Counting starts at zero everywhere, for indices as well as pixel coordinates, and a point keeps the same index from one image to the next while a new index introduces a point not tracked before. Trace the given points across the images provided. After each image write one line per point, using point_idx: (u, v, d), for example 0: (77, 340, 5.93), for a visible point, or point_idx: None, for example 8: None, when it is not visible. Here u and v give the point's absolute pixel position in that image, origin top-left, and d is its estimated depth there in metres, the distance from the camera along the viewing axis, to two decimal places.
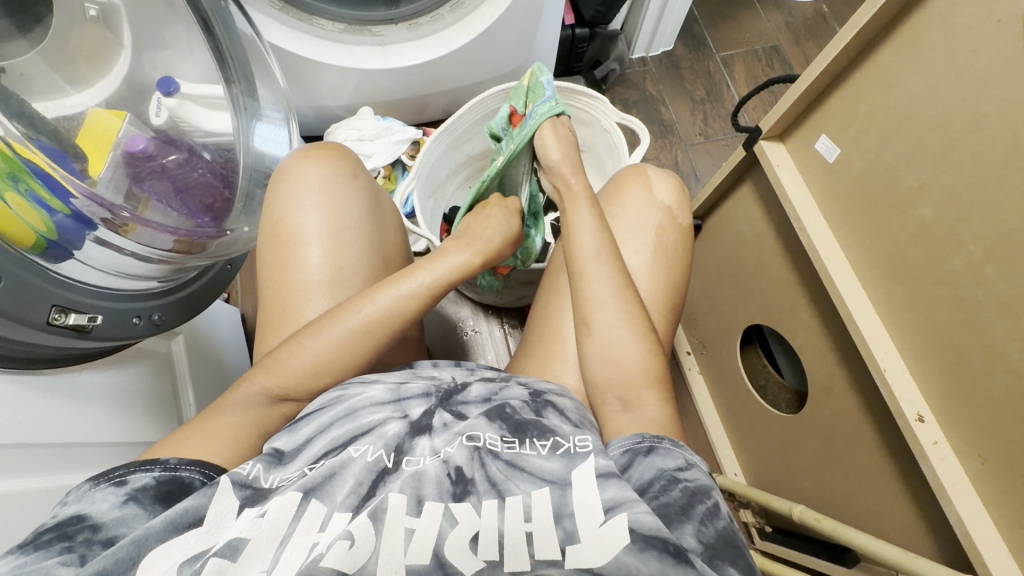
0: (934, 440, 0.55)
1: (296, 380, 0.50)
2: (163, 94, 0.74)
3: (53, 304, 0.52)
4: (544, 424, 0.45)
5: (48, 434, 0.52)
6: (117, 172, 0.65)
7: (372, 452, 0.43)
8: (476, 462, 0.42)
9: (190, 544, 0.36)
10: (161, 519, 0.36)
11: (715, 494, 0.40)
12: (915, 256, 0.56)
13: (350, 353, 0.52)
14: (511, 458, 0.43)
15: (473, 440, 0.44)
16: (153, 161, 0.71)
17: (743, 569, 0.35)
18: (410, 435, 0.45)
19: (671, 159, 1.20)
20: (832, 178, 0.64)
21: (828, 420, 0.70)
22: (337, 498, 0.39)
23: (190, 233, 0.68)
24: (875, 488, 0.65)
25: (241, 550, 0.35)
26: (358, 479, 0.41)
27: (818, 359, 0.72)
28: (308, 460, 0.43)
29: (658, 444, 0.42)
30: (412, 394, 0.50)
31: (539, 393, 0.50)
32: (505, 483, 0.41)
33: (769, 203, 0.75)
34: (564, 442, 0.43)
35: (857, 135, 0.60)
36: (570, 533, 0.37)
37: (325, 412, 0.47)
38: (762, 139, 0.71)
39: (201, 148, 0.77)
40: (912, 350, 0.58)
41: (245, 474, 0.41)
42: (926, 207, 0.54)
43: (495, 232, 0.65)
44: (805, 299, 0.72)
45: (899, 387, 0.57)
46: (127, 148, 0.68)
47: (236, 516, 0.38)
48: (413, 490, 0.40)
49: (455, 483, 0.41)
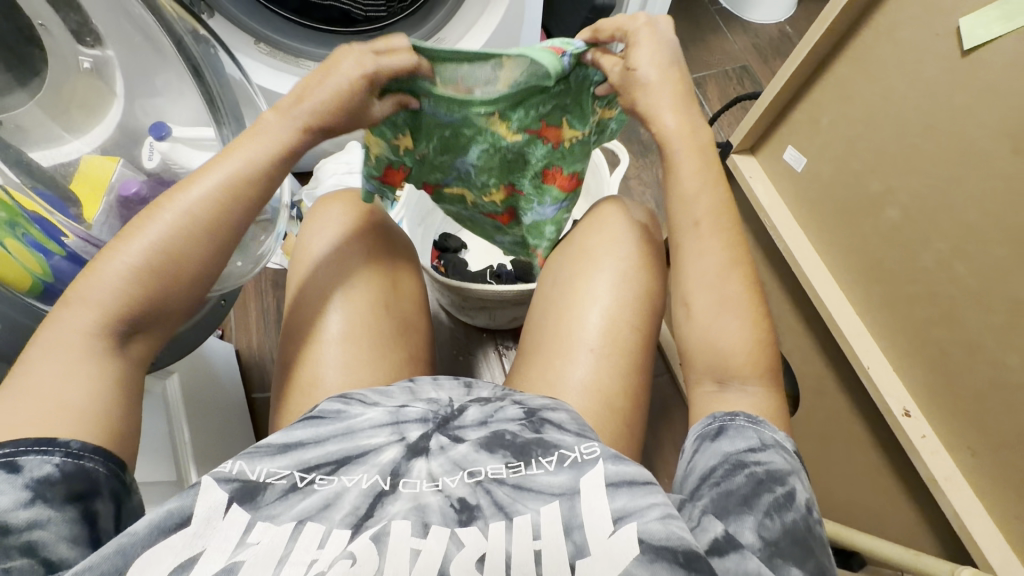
0: (921, 431, 0.56)
1: (113, 298, 0.40)
2: (155, 139, 0.74)
3: None
4: (547, 440, 0.43)
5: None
6: (111, 218, 0.66)
7: (366, 479, 0.40)
8: (479, 489, 0.39)
9: (176, 550, 0.33)
10: (143, 525, 0.34)
11: (791, 481, 0.38)
12: (888, 252, 0.58)
13: (189, 243, 0.43)
14: (517, 481, 0.39)
15: (474, 475, 0.40)
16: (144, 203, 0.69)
17: (810, 568, 0.34)
18: (406, 458, 0.42)
19: (653, 177, 1.24)
20: (802, 185, 0.67)
21: (823, 424, 0.71)
22: (335, 517, 0.37)
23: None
24: (873, 487, 0.65)
25: (236, 572, 0.33)
26: (355, 502, 0.38)
27: (804, 361, 0.73)
28: (300, 462, 0.41)
29: (730, 423, 0.43)
30: (410, 417, 0.45)
31: (534, 411, 0.47)
32: (513, 505, 0.38)
33: (746, 212, 0.78)
34: (570, 453, 0.41)
35: (823, 143, 0.63)
36: (580, 546, 0.35)
37: (323, 424, 0.44)
38: (734, 152, 0.74)
39: None
40: (894, 347, 0.59)
41: (228, 473, 0.38)
42: (892, 207, 0.56)
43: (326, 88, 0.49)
44: (790, 302, 0.74)
45: (882, 380, 0.59)
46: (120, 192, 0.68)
47: (224, 512, 0.36)
48: (417, 516, 0.37)
49: (460, 511, 0.38)
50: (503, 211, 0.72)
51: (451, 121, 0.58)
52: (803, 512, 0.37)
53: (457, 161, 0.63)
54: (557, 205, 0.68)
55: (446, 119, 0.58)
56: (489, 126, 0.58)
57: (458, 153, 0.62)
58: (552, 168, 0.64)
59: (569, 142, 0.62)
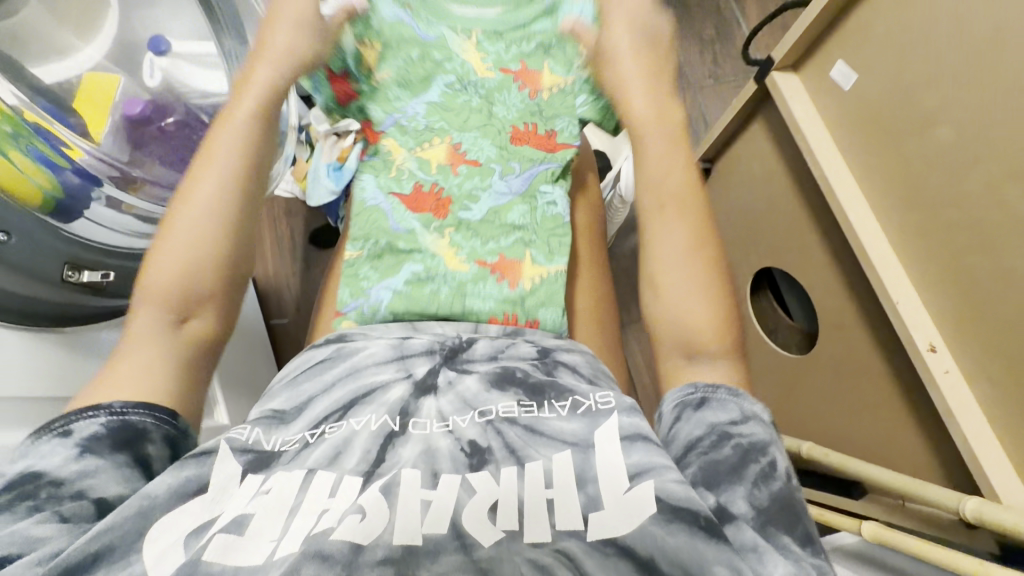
0: (945, 368, 0.54)
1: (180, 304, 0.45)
2: (155, 55, 0.70)
3: (66, 262, 0.54)
4: (561, 384, 0.44)
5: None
6: (117, 136, 0.67)
7: (375, 420, 0.41)
8: (491, 432, 0.40)
9: (196, 514, 0.34)
10: (164, 490, 0.35)
11: (773, 450, 0.37)
12: (931, 180, 0.54)
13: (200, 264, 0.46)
14: (528, 421, 0.41)
15: (485, 415, 0.42)
16: (150, 127, 0.70)
17: (799, 535, 0.34)
18: (415, 397, 0.44)
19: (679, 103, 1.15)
20: (846, 106, 0.62)
21: (839, 361, 0.70)
22: (346, 465, 0.38)
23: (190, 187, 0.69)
24: (882, 420, 0.65)
25: (247, 523, 0.34)
26: (366, 447, 0.39)
27: (829, 296, 0.71)
28: (309, 423, 0.42)
29: (712, 395, 0.41)
30: (415, 350, 0.48)
31: (548, 352, 0.49)
32: (525, 449, 0.39)
33: (781, 139, 0.73)
34: (584, 400, 0.42)
35: (875, 57, 0.57)
36: (593, 499, 0.35)
37: (329, 370, 0.46)
38: (775, 69, 0.67)
39: (198, 110, 0.73)
40: (927, 282, 0.56)
41: (241, 440, 0.39)
42: (944, 127, 0.52)
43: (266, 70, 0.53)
44: (819, 237, 0.70)
45: (911, 315, 0.56)
46: (124, 114, 0.68)
47: (240, 480, 0.37)
48: (428, 464, 0.38)
49: (471, 455, 0.39)
50: (444, 194, 0.59)
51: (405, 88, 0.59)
52: (786, 478, 0.37)
53: (411, 102, 0.62)
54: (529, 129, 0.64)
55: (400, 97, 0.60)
56: (464, 54, 0.62)
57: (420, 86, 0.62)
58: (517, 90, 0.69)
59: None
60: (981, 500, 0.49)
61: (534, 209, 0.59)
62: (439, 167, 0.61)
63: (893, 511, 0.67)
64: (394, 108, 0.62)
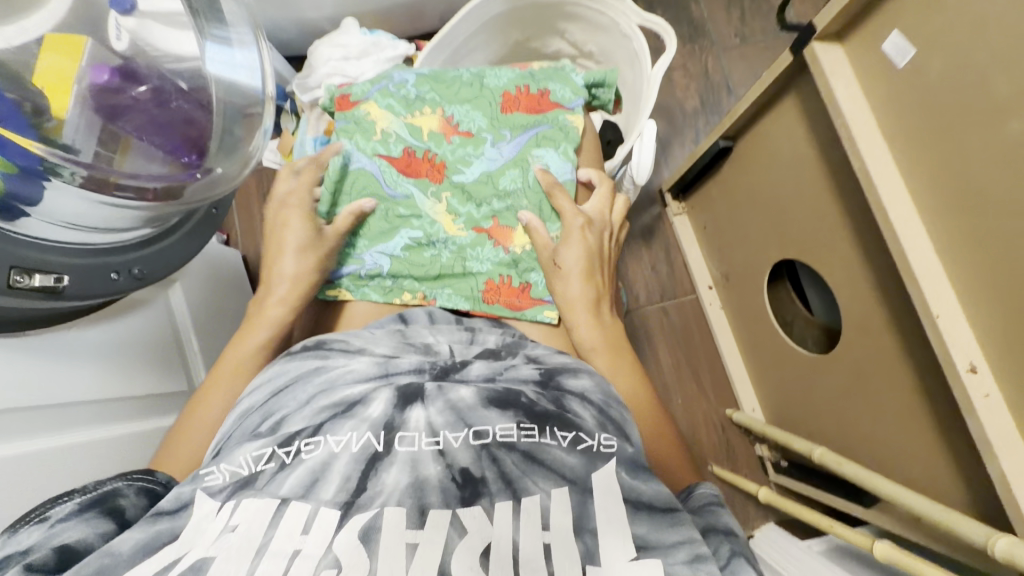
0: (985, 392, 0.48)
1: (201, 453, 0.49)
2: (119, 13, 0.59)
3: (11, 267, 0.50)
4: (571, 416, 0.41)
5: (19, 396, 0.51)
6: (87, 111, 0.55)
7: (355, 440, 0.38)
8: (485, 459, 0.38)
9: (160, 561, 0.34)
10: (129, 546, 0.35)
11: None
12: (990, 181, 0.46)
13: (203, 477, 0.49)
14: (527, 448, 0.38)
15: (481, 437, 0.39)
16: (121, 97, 0.58)
17: None
18: (399, 409, 0.40)
19: (701, 68, 1.04)
20: (895, 86, 0.53)
21: (862, 367, 0.65)
22: (324, 495, 0.36)
23: (176, 177, 0.58)
24: (906, 434, 0.61)
25: (206, 569, 0.33)
26: (346, 474, 0.37)
27: (855, 297, 0.65)
28: (281, 437, 0.40)
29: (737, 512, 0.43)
30: (401, 369, 0.45)
31: (551, 374, 0.45)
32: (521, 481, 0.37)
33: (815, 120, 0.64)
34: (587, 438, 0.39)
35: (940, 28, 0.48)
36: (590, 551, 0.34)
37: (301, 388, 0.43)
38: (817, 37, 0.58)
39: (173, 78, 0.61)
40: (973, 294, 0.50)
41: (219, 482, 0.38)
42: (1015, 119, 0.44)
43: (292, 264, 0.57)
44: (851, 233, 0.63)
45: (951, 330, 0.50)
46: (89, 85, 0.55)
47: (216, 515, 0.36)
48: (414, 500, 0.36)
49: (462, 486, 0.37)
50: (437, 159, 0.67)
51: (412, 91, 0.70)
52: None
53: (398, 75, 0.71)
54: (515, 138, 0.68)
55: (400, 91, 0.69)
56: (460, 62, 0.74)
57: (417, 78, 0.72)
58: (512, 89, 0.70)
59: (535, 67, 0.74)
60: (1013, 541, 0.46)
61: (524, 171, 0.67)
62: (423, 145, 0.67)
63: (905, 525, 0.64)
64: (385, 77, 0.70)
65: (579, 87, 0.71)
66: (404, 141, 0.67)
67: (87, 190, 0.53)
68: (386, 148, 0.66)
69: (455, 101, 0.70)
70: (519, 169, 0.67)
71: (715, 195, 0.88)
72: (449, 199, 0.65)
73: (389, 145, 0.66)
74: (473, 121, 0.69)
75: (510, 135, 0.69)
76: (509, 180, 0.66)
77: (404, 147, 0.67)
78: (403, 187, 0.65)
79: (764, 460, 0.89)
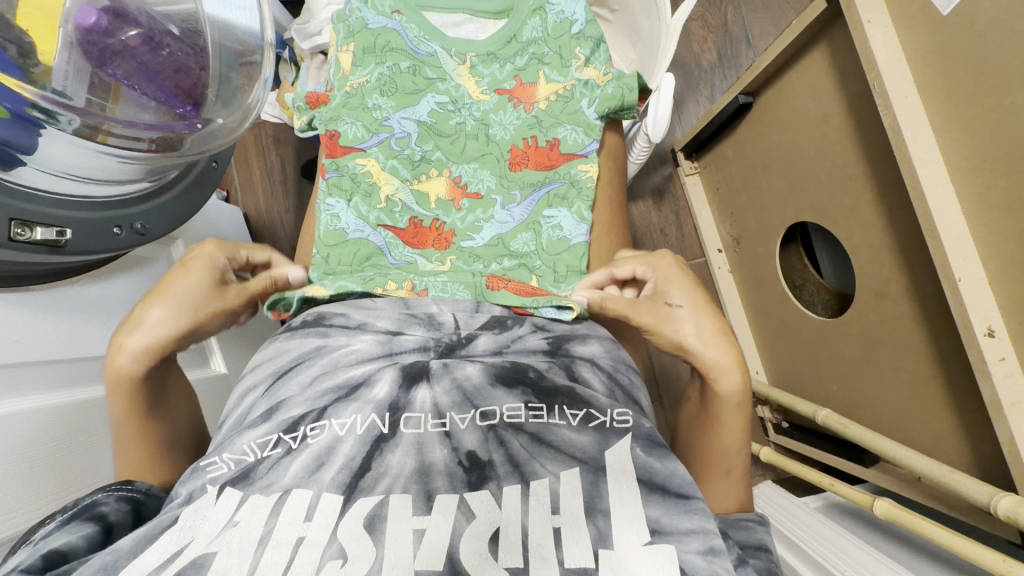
0: (1001, 354, 0.48)
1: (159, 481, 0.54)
2: None
3: (13, 219, 0.48)
4: (578, 391, 0.42)
5: (24, 351, 0.52)
6: (76, 56, 0.48)
7: (361, 422, 0.40)
8: (493, 443, 0.38)
9: (162, 551, 0.34)
10: (131, 541, 0.36)
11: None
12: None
13: None
14: (535, 430, 0.39)
15: (488, 418, 0.40)
16: (110, 40, 0.51)
17: None
18: (406, 389, 0.42)
19: (721, 19, 0.98)
20: (937, 38, 0.50)
21: (871, 331, 0.66)
22: (325, 479, 0.37)
23: (172, 127, 0.55)
24: (915, 398, 0.61)
25: (207, 566, 0.32)
26: (350, 455, 0.38)
27: (873, 262, 0.64)
28: (285, 422, 0.41)
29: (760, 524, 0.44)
30: (406, 347, 0.47)
31: (558, 351, 0.47)
32: (529, 464, 0.37)
33: (845, 75, 0.62)
34: (599, 415, 0.40)
35: None
36: (603, 533, 0.33)
37: (307, 368, 0.45)
38: None
39: (165, 22, 0.55)
40: (1000, 261, 0.48)
41: (222, 470, 0.39)
42: None
43: (159, 316, 0.50)
44: (872, 196, 0.62)
45: (971, 295, 0.49)
46: (77, 24, 0.49)
47: (214, 502, 0.37)
48: (421, 485, 0.36)
49: (470, 471, 0.37)
50: (445, 227, 0.61)
51: (416, 151, 0.64)
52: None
53: (396, 116, 0.65)
54: (526, 198, 0.62)
55: (405, 149, 0.64)
56: (458, 78, 0.68)
57: (411, 100, 0.66)
58: (519, 143, 0.65)
59: (542, 105, 0.66)
60: (1017, 501, 0.47)
61: (538, 234, 0.60)
62: (430, 213, 0.62)
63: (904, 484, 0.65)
64: (381, 129, 0.64)
65: (592, 124, 0.64)
66: (409, 209, 0.62)
67: (84, 138, 0.50)
68: (391, 218, 0.61)
69: (463, 160, 0.65)
70: (532, 232, 0.60)
71: (729, 158, 0.86)
72: (454, 262, 0.58)
73: (394, 214, 0.61)
74: (482, 180, 0.63)
75: (520, 195, 0.62)
76: (521, 243, 0.60)
77: (410, 217, 0.61)
78: (408, 258, 0.59)
79: (765, 422, 0.90)
